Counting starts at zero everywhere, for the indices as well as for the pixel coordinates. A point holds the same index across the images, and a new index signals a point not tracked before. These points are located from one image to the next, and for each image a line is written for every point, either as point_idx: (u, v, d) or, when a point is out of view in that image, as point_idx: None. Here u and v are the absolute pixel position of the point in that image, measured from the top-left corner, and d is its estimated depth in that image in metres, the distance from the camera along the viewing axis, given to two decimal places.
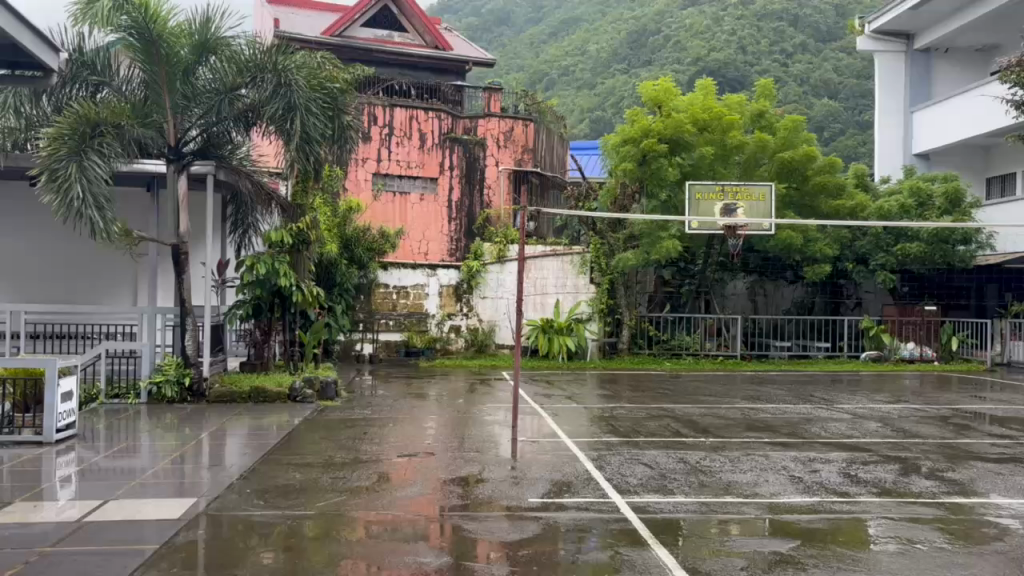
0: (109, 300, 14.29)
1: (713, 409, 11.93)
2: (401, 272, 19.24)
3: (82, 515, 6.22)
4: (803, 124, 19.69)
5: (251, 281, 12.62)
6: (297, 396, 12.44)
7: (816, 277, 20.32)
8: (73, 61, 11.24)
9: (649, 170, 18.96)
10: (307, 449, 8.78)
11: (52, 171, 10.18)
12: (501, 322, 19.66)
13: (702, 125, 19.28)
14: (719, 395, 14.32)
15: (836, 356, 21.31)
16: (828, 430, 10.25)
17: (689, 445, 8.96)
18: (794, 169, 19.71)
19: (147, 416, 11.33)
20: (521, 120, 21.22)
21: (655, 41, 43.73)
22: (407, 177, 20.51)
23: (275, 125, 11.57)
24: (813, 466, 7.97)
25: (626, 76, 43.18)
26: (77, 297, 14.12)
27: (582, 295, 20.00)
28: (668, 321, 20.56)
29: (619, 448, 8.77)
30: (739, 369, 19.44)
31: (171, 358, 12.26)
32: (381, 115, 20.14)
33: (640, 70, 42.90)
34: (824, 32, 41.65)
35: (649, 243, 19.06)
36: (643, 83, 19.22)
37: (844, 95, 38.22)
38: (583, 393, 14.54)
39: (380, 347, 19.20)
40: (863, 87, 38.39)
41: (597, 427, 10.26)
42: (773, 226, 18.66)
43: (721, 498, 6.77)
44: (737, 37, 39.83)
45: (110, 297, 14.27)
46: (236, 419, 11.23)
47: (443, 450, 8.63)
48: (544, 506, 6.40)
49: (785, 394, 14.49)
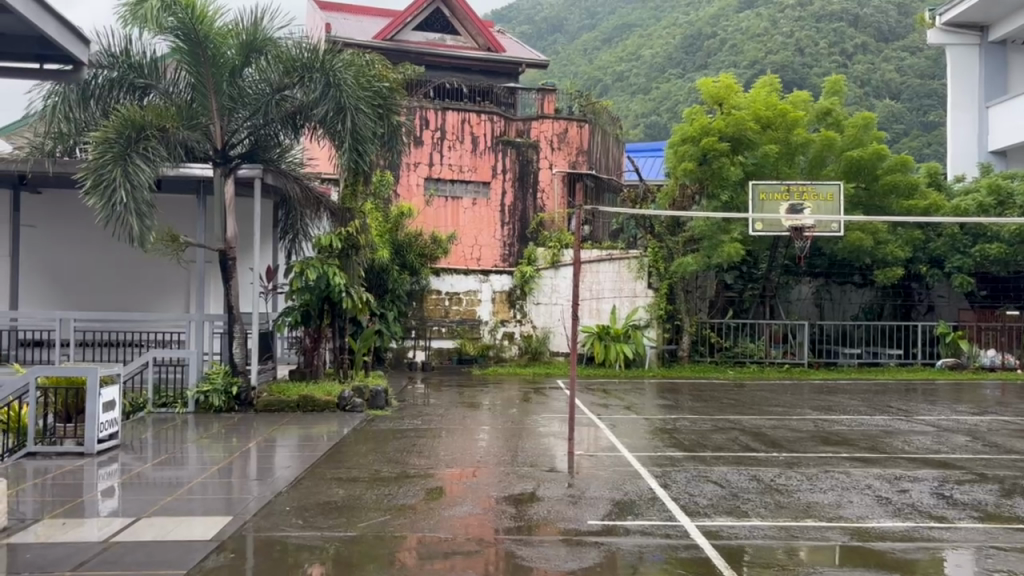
0: (162, 308, 14.16)
1: (783, 421, 11.19)
2: (453, 278, 18.86)
3: (110, 535, 5.87)
4: (874, 122, 18.94)
5: (300, 287, 12.25)
6: (346, 405, 12.05)
7: (887, 281, 19.37)
8: (121, 64, 11.07)
9: (710, 169, 18.31)
10: (353, 462, 8.34)
11: (97, 175, 10.00)
12: (555, 330, 19.10)
13: (765, 123, 18.47)
14: (788, 406, 13.53)
15: (909, 364, 20.23)
16: (912, 444, 9.43)
17: (761, 461, 8.28)
18: (863, 168, 18.81)
19: (194, 426, 11.07)
20: (575, 121, 20.62)
21: (710, 45, 42.84)
22: (460, 181, 20.11)
23: (324, 126, 11.25)
24: (900, 485, 7.22)
25: (681, 81, 42.36)
26: (130, 306, 14.04)
27: (640, 301, 19.35)
28: (730, 327, 19.79)
29: (684, 464, 8.14)
30: (806, 377, 18.57)
31: (219, 366, 12.00)
32: (433, 119, 19.81)
33: (694, 75, 42.08)
34: (887, 30, 39.92)
35: (710, 247, 18.30)
36: (702, 81, 18.48)
37: (907, 95, 36.76)
38: (641, 403, 13.91)
39: (432, 355, 18.81)
40: (927, 86, 36.94)
41: (660, 441, 9.62)
42: (841, 226, 17.78)
43: (801, 522, 6.10)
44: (795, 38, 38.70)
45: (162, 305, 14.16)
46: (284, 429, 10.92)
47: (496, 464, 8.10)
48: (605, 530, 5.81)
49: (858, 404, 13.65)
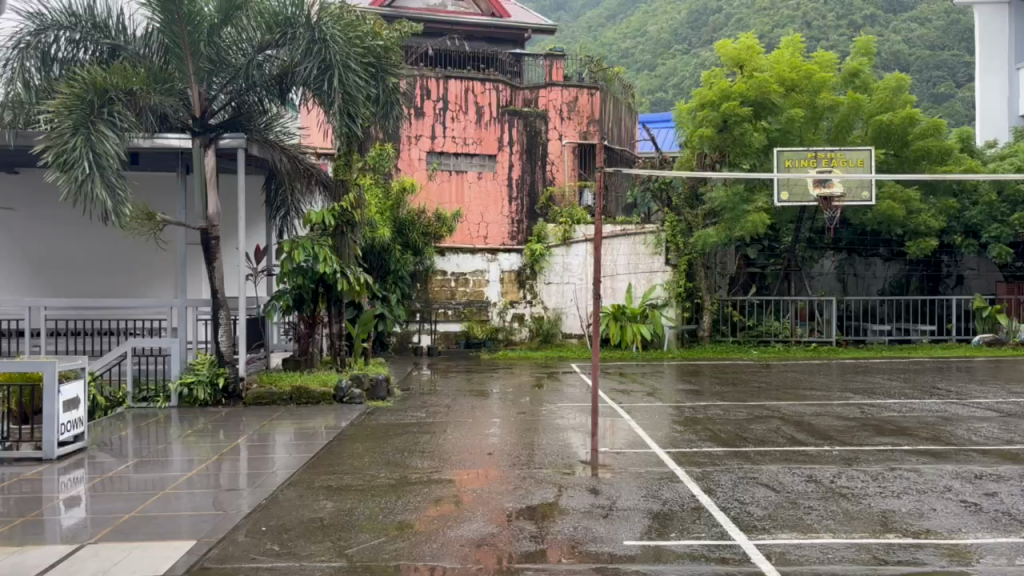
0: (152, 293, 13.12)
1: (826, 407, 10.12)
2: (459, 257, 17.77)
3: (47, 567, 4.86)
4: (907, 85, 17.66)
5: (290, 269, 11.13)
6: (344, 397, 11.00)
7: (919, 253, 18.13)
8: (85, 24, 10.00)
9: (731, 136, 17.03)
10: (348, 464, 7.31)
11: (57, 146, 8.80)
12: (568, 310, 18.04)
13: (789, 86, 17.33)
14: (825, 388, 12.43)
15: (943, 340, 19.14)
16: (978, 434, 8.32)
17: (814, 457, 7.22)
18: (891, 133, 17.67)
19: (177, 422, 10.09)
20: (585, 88, 19.50)
21: (716, 19, 41.48)
22: (464, 155, 18.99)
23: (310, 87, 10.17)
24: (985, 487, 6.14)
25: (687, 56, 41.11)
26: (120, 293, 12.99)
27: (657, 277, 18.20)
28: (753, 305, 18.68)
29: (726, 462, 7.08)
30: (835, 357, 17.46)
31: (204, 356, 10.97)
32: (434, 88, 18.66)
33: (701, 50, 40.75)
34: (895, 2, 39.62)
35: (732, 218, 17.15)
36: (721, 42, 17.28)
37: (917, 67, 35.22)
38: (663, 388, 12.83)
39: (439, 338, 17.78)
40: (936, 57, 35.53)
41: (693, 432, 8.55)
42: (873, 196, 16.57)
43: (882, 538, 5.04)
44: (802, 10, 37.27)
45: (154, 290, 13.11)
46: (277, 424, 9.93)
47: (509, 465, 7.04)
48: (646, 555, 4.76)
49: (900, 385, 12.55)
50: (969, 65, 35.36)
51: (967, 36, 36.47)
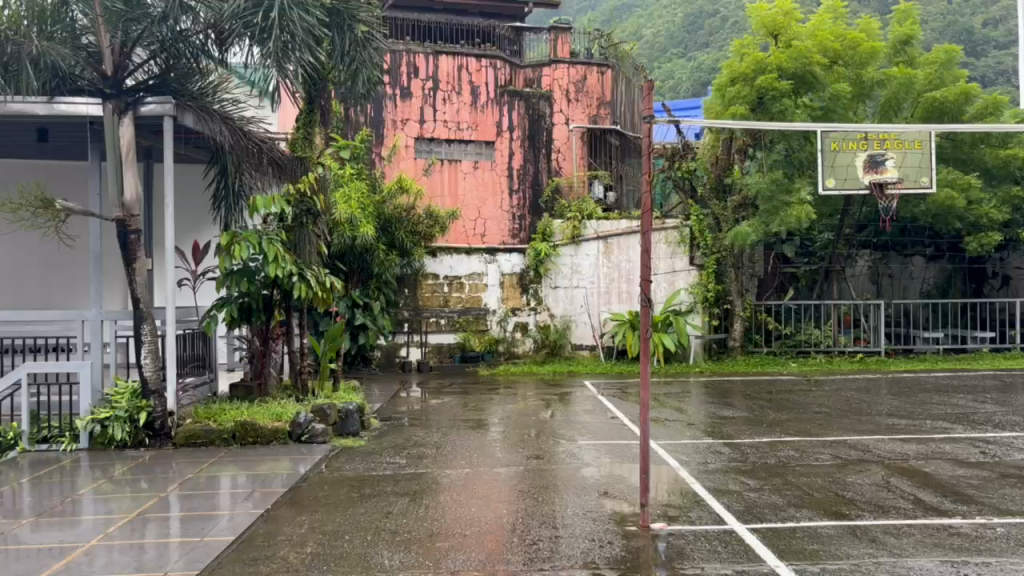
0: (50, 303, 10.49)
1: (933, 447, 7.70)
2: (453, 259, 15.41)
3: None
4: (958, 57, 15.50)
5: (230, 272, 8.65)
6: (302, 435, 8.58)
7: (981, 250, 15.81)
8: None
9: (767, 114, 14.68)
10: (282, 559, 4.88)
11: None
12: (577, 318, 15.64)
13: (832, 57, 15.04)
14: (905, 415, 9.98)
15: (1005, 349, 16.72)
16: None
17: (980, 542, 4.82)
18: (947, 112, 15.28)
19: (84, 470, 7.67)
20: (595, 65, 17.11)
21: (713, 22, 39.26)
22: (458, 141, 16.64)
23: (240, 24, 7.76)
24: None
25: (684, 60, 38.91)
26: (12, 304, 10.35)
27: (680, 281, 15.82)
28: (789, 309, 16.31)
29: (852, 552, 4.70)
30: (888, 370, 15.08)
31: (125, 384, 8.50)
32: (423, 65, 16.34)
33: (699, 54, 38.49)
34: None
35: (768, 210, 14.69)
36: (754, 6, 14.87)
37: None
38: (702, 416, 10.40)
39: (430, 352, 15.38)
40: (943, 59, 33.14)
41: (779, 493, 6.13)
42: (932, 185, 14.13)
43: None
44: None
45: (55, 299, 10.50)
46: (214, 472, 7.49)
47: (523, 563, 4.63)
48: None
49: (994, 410, 10.12)
50: (969, 65, 32.77)
51: (961, 38, 33.77)
